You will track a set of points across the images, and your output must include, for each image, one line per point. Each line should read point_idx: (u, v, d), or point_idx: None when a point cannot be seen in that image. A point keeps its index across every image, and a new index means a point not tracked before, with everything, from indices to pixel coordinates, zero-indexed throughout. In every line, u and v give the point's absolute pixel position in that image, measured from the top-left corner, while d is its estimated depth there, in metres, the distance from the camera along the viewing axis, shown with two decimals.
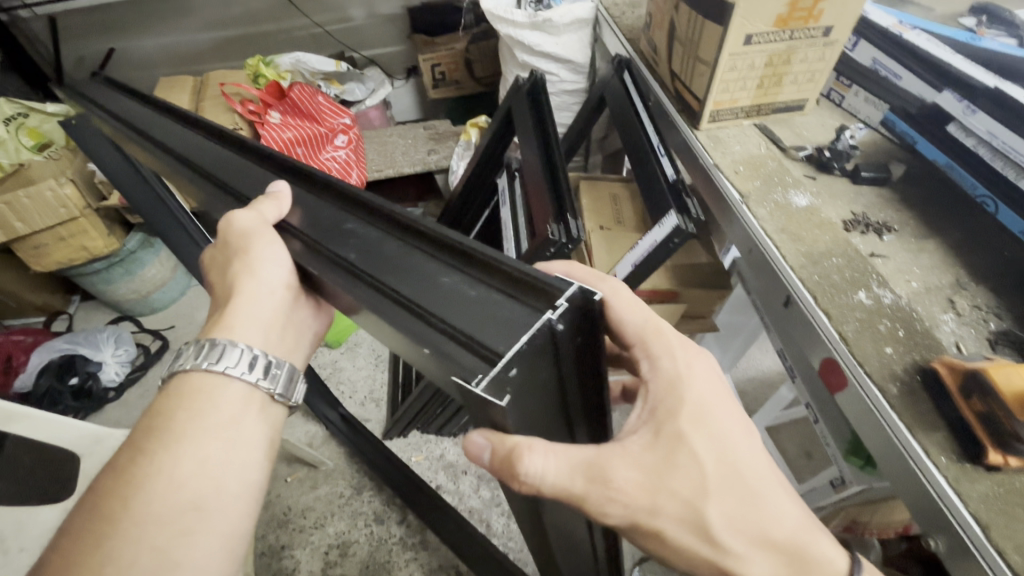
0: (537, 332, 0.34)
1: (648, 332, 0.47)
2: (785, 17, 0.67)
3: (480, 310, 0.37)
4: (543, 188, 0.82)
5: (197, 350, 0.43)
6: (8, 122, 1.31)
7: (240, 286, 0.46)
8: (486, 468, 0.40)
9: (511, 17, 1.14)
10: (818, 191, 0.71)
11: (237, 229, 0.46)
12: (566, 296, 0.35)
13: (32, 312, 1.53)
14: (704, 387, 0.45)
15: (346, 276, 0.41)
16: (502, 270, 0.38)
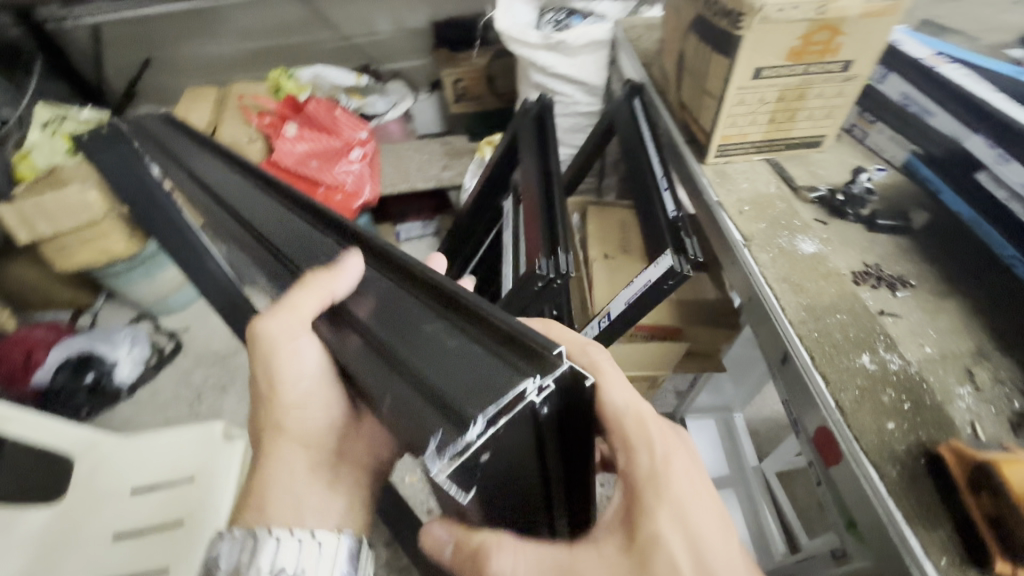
0: (520, 413, 0.32)
1: (624, 419, 0.42)
2: (798, 50, 0.62)
3: (462, 363, 0.36)
4: (537, 217, 0.79)
5: (239, 543, 0.41)
6: (46, 127, 1.38)
7: (285, 412, 0.49)
8: (446, 564, 0.40)
9: (526, 37, 1.12)
10: (828, 237, 0.65)
11: (275, 342, 0.46)
12: (555, 375, 0.32)
13: (60, 307, 1.60)
14: (687, 483, 0.40)
15: (375, 352, 0.40)
16: (492, 324, 0.37)
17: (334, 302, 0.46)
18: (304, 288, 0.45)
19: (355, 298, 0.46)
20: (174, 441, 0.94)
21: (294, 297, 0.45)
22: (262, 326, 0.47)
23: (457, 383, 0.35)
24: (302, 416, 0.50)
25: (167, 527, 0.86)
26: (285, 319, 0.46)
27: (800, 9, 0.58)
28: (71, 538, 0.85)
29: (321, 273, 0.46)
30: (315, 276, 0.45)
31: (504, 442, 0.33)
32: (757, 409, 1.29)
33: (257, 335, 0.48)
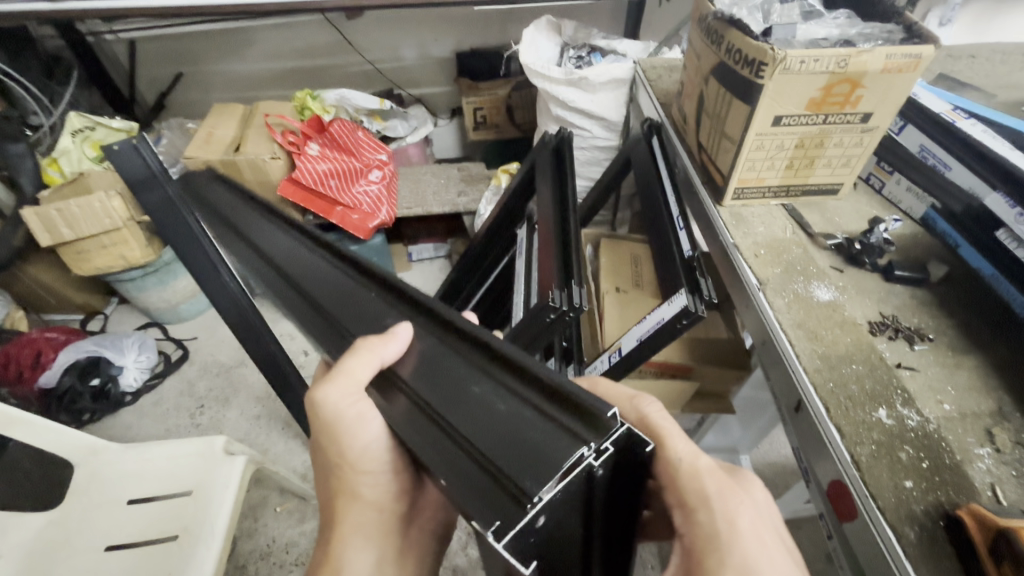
0: (574, 476, 0.32)
1: (682, 473, 0.40)
2: (819, 101, 0.63)
3: (512, 436, 0.36)
4: (551, 248, 0.80)
5: None
6: (76, 135, 1.41)
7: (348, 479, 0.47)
8: None
9: (547, 72, 1.15)
10: (844, 286, 0.65)
11: (331, 409, 0.44)
12: (611, 439, 0.33)
13: (72, 310, 1.62)
14: (753, 546, 0.37)
15: (416, 412, 0.41)
16: (534, 378, 0.38)
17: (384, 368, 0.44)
18: (358, 355, 0.43)
19: (402, 362, 0.45)
20: (176, 453, 0.93)
21: (347, 365, 0.43)
22: (321, 395, 0.43)
23: (505, 450, 0.35)
24: (372, 485, 0.49)
25: (160, 541, 0.84)
26: (342, 390, 0.43)
27: (821, 62, 0.59)
28: (64, 547, 0.84)
29: (373, 338, 0.44)
30: (365, 342, 0.44)
31: (559, 507, 0.33)
32: (764, 451, 1.26)
33: (317, 403, 0.45)
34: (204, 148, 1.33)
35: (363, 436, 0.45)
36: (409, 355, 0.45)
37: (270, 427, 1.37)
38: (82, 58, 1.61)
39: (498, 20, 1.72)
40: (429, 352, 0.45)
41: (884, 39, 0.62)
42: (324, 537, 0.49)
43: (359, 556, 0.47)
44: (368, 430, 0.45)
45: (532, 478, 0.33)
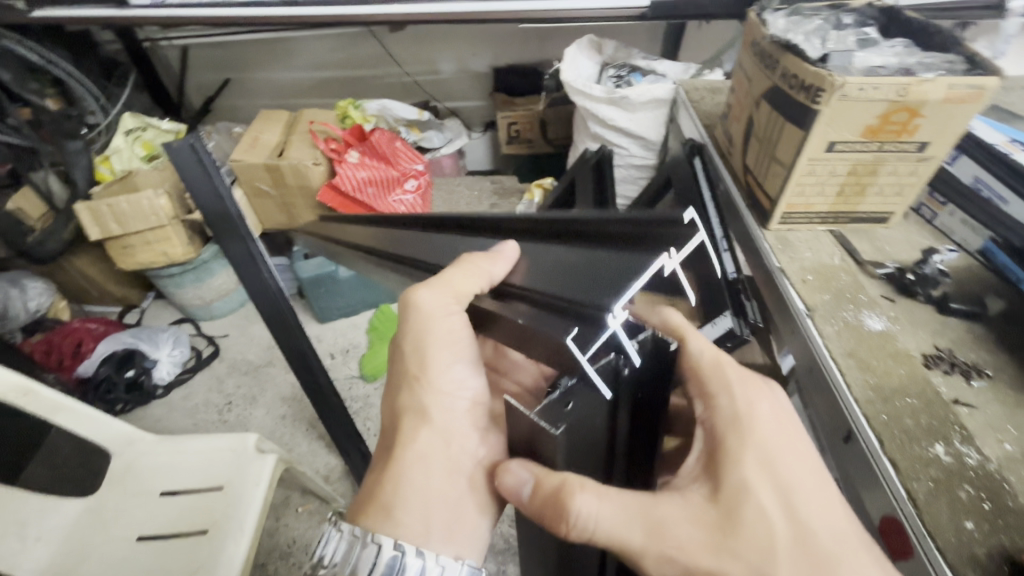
0: (604, 365, 0.37)
1: (705, 366, 0.45)
2: (875, 128, 0.62)
3: (593, 274, 0.42)
4: None
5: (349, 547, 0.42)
6: (128, 134, 1.47)
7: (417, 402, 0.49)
8: (525, 503, 0.40)
9: (589, 91, 1.16)
10: (896, 316, 0.64)
11: (423, 310, 0.49)
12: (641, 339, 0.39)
13: (110, 302, 1.67)
14: (770, 430, 0.42)
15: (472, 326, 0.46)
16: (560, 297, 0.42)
17: (493, 282, 0.51)
18: (462, 268, 0.50)
19: (513, 274, 0.52)
20: (209, 447, 0.94)
21: (450, 275, 0.49)
22: (418, 301, 0.49)
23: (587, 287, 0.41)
24: (444, 410, 0.49)
25: (191, 534, 0.85)
26: (437, 295, 0.49)
27: (880, 90, 0.58)
28: (98, 535, 0.86)
29: (482, 259, 0.51)
30: (470, 257, 0.51)
31: (590, 395, 0.37)
32: None
33: (409, 311, 0.50)
34: (250, 152, 1.38)
35: (449, 350, 0.50)
36: (517, 267, 0.52)
37: (295, 428, 1.38)
38: (137, 63, 1.69)
39: (536, 38, 1.75)
40: (535, 256, 0.52)
41: (946, 69, 0.62)
42: (382, 459, 0.48)
43: (421, 483, 0.46)
44: (451, 344, 0.50)
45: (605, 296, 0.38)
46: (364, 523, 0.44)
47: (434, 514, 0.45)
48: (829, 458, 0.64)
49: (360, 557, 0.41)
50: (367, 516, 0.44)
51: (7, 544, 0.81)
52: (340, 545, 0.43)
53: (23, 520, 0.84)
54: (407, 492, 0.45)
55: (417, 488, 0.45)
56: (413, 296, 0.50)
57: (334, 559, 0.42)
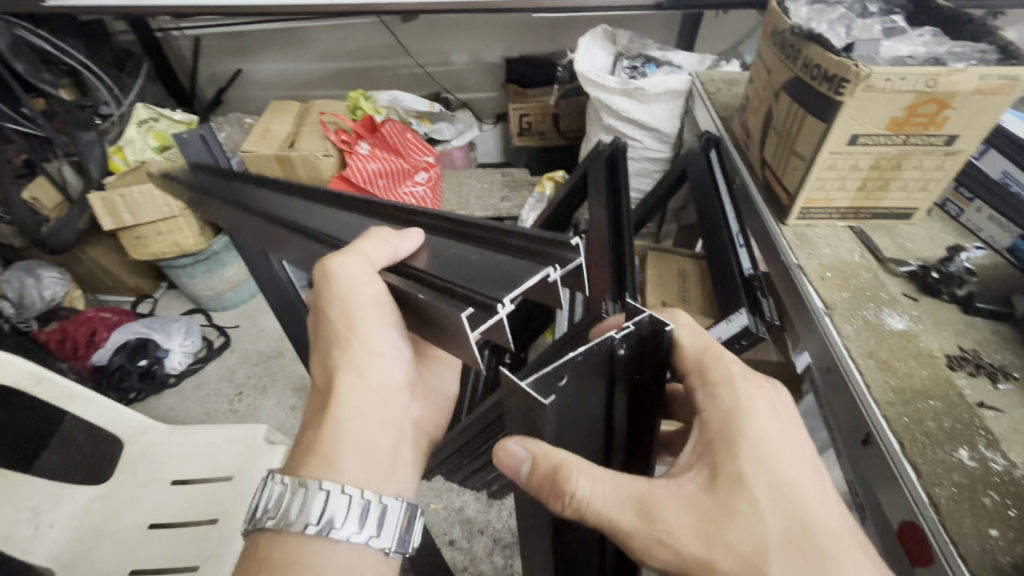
0: (599, 345, 0.35)
1: (706, 357, 0.44)
2: (901, 121, 0.60)
3: (492, 276, 0.42)
4: (605, 249, 0.81)
5: (293, 493, 0.42)
6: (140, 125, 1.49)
7: (347, 365, 0.47)
8: (522, 481, 0.38)
9: (602, 81, 1.14)
10: (919, 315, 0.63)
11: (342, 276, 0.46)
12: (637, 319, 0.37)
13: (124, 292, 1.68)
14: (770, 424, 0.40)
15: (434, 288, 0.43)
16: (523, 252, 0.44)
17: (397, 258, 0.50)
18: (373, 240, 0.48)
19: (415, 256, 0.51)
20: (218, 437, 0.95)
21: (364, 245, 0.48)
22: (337, 266, 0.46)
23: (486, 284, 0.41)
24: (377, 368, 0.48)
25: (201, 523, 0.86)
26: (357, 264, 0.47)
27: (908, 80, 0.56)
28: (109, 523, 0.86)
29: (388, 233, 0.50)
30: (381, 232, 0.50)
31: (580, 370, 0.36)
32: None
33: (328, 276, 0.47)
34: (261, 143, 1.38)
35: (374, 314, 0.48)
36: (421, 252, 0.51)
37: None
38: (150, 53, 1.69)
39: (550, 28, 1.73)
40: (438, 248, 0.51)
41: (978, 59, 0.59)
42: (314, 420, 0.46)
43: (354, 445, 0.45)
44: (377, 312, 0.48)
45: (502, 291, 0.38)
46: (300, 475, 0.43)
47: (369, 466, 0.46)
48: (845, 460, 0.63)
49: (296, 503, 0.41)
50: (306, 467, 0.43)
51: (22, 531, 0.82)
52: (275, 493, 0.42)
53: (37, 507, 0.85)
54: (346, 446, 0.45)
55: (348, 452, 0.45)
56: (328, 266, 0.46)
57: (270, 506, 0.42)
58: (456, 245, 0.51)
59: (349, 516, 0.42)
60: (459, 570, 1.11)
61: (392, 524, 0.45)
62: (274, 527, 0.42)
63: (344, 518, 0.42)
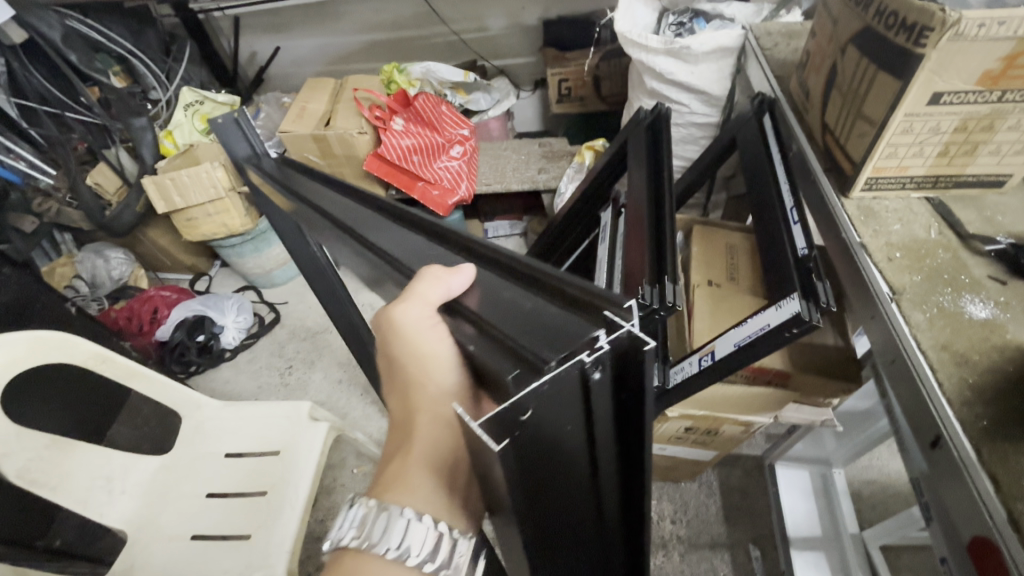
0: (566, 372, 0.33)
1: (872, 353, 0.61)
2: (996, 74, 0.51)
3: (539, 329, 0.38)
4: (643, 225, 0.74)
5: (375, 514, 0.40)
6: (187, 108, 1.55)
7: (419, 397, 0.44)
8: None
9: (644, 42, 1.05)
10: (1006, 301, 0.55)
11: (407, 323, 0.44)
12: (611, 337, 0.35)
13: (184, 270, 1.78)
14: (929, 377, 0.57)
15: (482, 335, 0.41)
16: (566, 293, 0.40)
17: (451, 297, 0.45)
18: (427, 281, 0.45)
19: (468, 294, 0.45)
20: (269, 413, 0.99)
21: (419, 288, 0.44)
22: (400, 315, 0.44)
23: (533, 336, 0.37)
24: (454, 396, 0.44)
25: (253, 494, 0.90)
26: (417, 308, 0.44)
27: (1008, 25, 0.47)
28: (171, 490, 0.92)
29: (440, 269, 0.46)
30: (432, 269, 0.46)
31: (549, 400, 0.34)
32: (861, 468, 1.14)
33: (394, 325, 0.45)
34: (298, 122, 1.41)
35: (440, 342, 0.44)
36: (474, 290, 0.46)
37: (350, 392, 1.44)
38: (194, 36, 1.72)
39: None
40: (487, 283, 0.45)
41: None
42: (395, 452, 0.44)
43: (434, 475, 0.42)
44: (443, 342, 0.44)
45: (552, 350, 0.35)
46: (382, 499, 0.41)
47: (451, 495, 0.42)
48: (913, 458, 0.56)
49: (378, 525, 0.40)
50: (389, 493, 0.41)
51: (98, 496, 0.86)
52: (359, 514, 0.41)
53: (110, 475, 0.88)
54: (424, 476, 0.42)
55: (429, 484, 0.42)
56: (394, 313, 0.44)
57: (352, 526, 0.41)
58: (511, 285, 0.44)
59: (425, 543, 0.39)
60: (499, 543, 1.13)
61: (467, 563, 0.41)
62: (355, 548, 0.40)
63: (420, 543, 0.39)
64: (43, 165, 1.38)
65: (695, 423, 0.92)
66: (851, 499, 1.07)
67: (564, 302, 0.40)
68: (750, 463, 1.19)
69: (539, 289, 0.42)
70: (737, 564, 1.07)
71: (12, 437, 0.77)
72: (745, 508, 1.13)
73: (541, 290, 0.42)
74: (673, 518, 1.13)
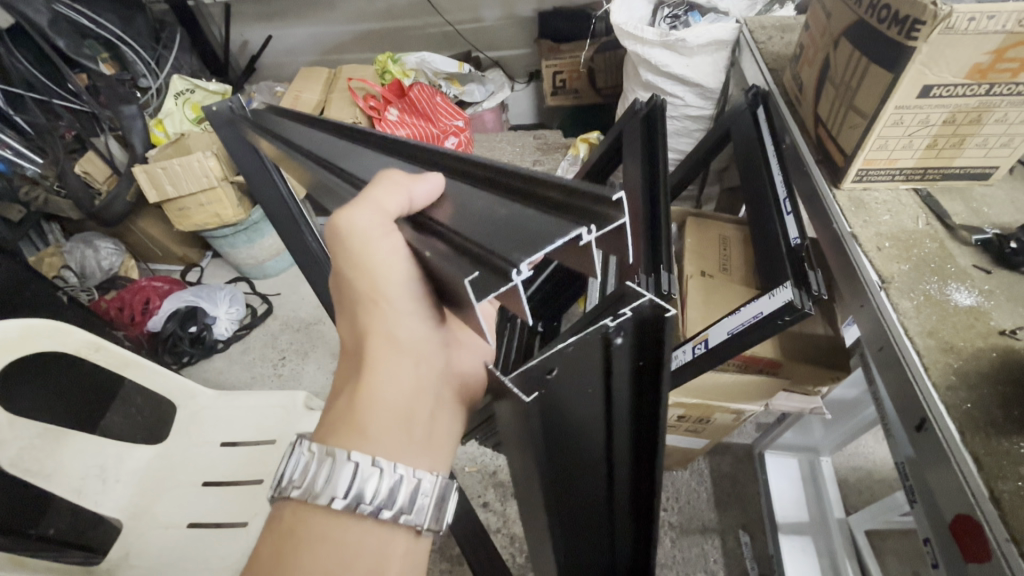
0: (590, 335, 0.36)
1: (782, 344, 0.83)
2: (985, 68, 0.52)
3: (511, 236, 0.36)
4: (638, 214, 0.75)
5: (318, 461, 0.40)
6: (178, 96, 1.53)
7: (376, 332, 0.44)
8: None
9: (640, 33, 1.05)
10: (991, 290, 0.57)
11: (356, 228, 0.42)
12: (634, 306, 0.37)
13: (175, 261, 1.76)
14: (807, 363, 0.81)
15: (455, 250, 0.39)
16: (549, 195, 0.39)
17: (413, 209, 0.45)
18: (383, 187, 0.43)
19: (435, 205, 0.45)
20: (263, 403, 0.99)
21: (374, 194, 0.42)
22: (347, 221, 0.42)
23: (505, 243, 0.35)
24: (411, 334, 0.46)
25: (249, 483, 0.91)
26: (368, 215, 0.41)
27: (996, 20, 0.48)
28: (164, 479, 0.92)
29: (401, 175, 0.44)
30: (391, 176, 0.44)
31: (570, 361, 0.37)
32: (848, 456, 1.16)
33: (340, 233, 0.42)
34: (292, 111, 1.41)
35: (398, 271, 0.44)
36: (441, 199, 0.45)
37: None
38: (185, 23, 1.70)
39: None
40: (462, 198, 0.44)
41: None
42: (346, 389, 0.44)
43: (388, 411, 0.43)
44: (399, 267, 0.44)
45: (521, 254, 0.33)
46: (329, 443, 0.42)
47: (404, 436, 0.44)
48: (899, 441, 0.58)
49: (322, 474, 0.40)
50: (338, 436, 0.42)
51: (92, 485, 0.85)
52: (301, 461, 0.41)
53: (103, 464, 0.87)
54: (378, 415, 0.43)
55: (380, 424, 0.43)
56: (339, 220, 0.42)
57: (294, 475, 0.41)
58: (489, 194, 0.43)
59: (378, 488, 0.40)
60: (493, 531, 1.14)
61: (428, 501, 0.43)
62: (298, 497, 0.41)
63: (373, 492, 0.40)
64: (31, 154, 1.37)
65: (688, 411, 0.94)
66: (837, 484, 1.09)
67: (542, 206, 0.39)
68: (741, 452, 1.21)
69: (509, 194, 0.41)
70: (727, 550, 1.09)
71: (3, 425, 0.77)
72: (734, 495, 1.15)
73: (519, 198, 0.41)
74: (665, 505, 1.15)
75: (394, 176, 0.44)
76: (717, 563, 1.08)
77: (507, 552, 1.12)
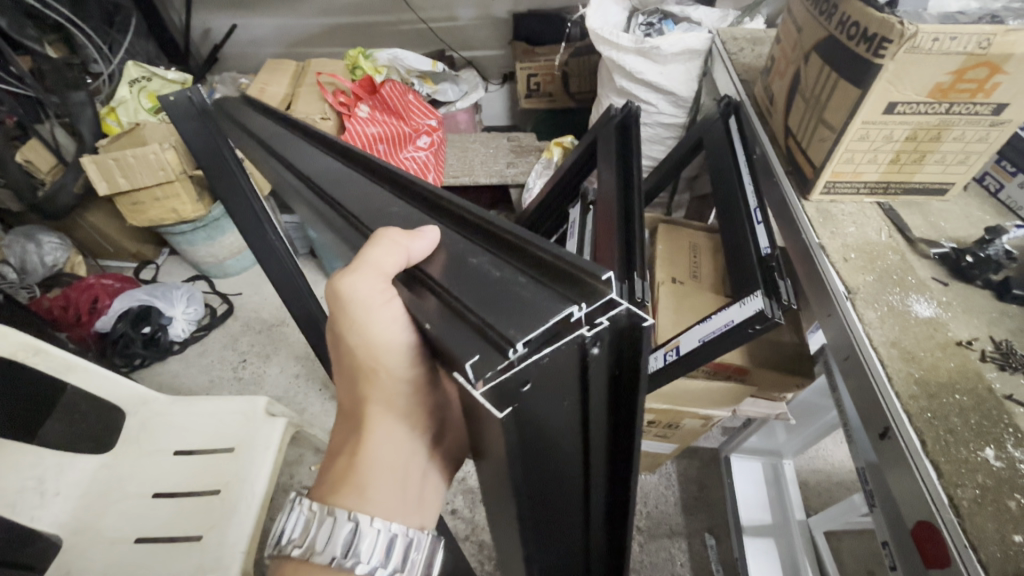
0: (568, 343, 0.33)
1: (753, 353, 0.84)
2: (945, 87, 0.54)
3: (505, 300, 0.35)
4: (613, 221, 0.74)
5: (318, 519, 0.40)
6: (133, 84, 1.45)
7: (375, 395, 0.45)
8: None
9: (615, 39, 1.06)
10: (949, 302, 0.59)
11: (359, 298, 0.40)
12: (611, 313, 0.33)
13: (127, 258, 1.67)
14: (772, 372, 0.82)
15: (438, 301, 0.38)
16: (538, 257, 0.37)
17: (412, 265, 0.41)
18: (382, 247, 0.39)
19: (430, 260, 0.41)
20: (221, 409, 0.94)
21: (373, 257, 0.38)
22: (348, 289, 0.40)
23: (494, 308, 0.34)
24: (408, 397, 0.46)
25: (203, 494, 0.85)
26: (369, 282, 0.39)
27: (958, 41, 0.50)
28: (110, 491, 0.86)
29: (398, 231, 0.40)
30: (389, 233, 0.40)
31: (546, 372, 0.34)
32: (809, 458, 1.20)
33: (341, 298, 0.40)
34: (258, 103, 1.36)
35: (398, 342, 0.42)
36: (437, 255, 0.41)
37: (308, 386, 1.39)
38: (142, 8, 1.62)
39: None
40: (457, 249, 0.41)
41: None
42: (346, 447, 0.45)
43: (389, 473, 0.44)
44: (396, 335, 0.42)
45: (518, 328, 0.32)
46: (330, 502, 0.42)
47: (400, 493, 0.45)
48: (859, 446, 0.60)
49: (322, 533, 0.40)
50: (339, 497, 0.42)
51: (27, 499, 0.81)
52: (301, 519, 0.41)
53: (41, 476, 0.83)
54: (378, 475, 0.44)
55: (381, 485, 0.43)
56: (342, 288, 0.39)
57: (294, 533, 0.41)
58: (481, 250, 0.40)
59: (376, 545, 0.41)
60: (461, 539, 1.12)
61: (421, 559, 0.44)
62: (298, 557, 0.40)
63: (370, 550, 0.40)
64: None
65: (657, 416, 0.94)
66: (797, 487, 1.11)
67: (528, 266, 0.37)
68: (706, 456, 1.23)
69: (508, 254, 0.39)
70: (693, 554, 1.10)
71: None
72: (701, 499, 1.17)
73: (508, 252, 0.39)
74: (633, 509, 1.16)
75: (393, 231, 0.40)
76: (682, 566, 1.09)
77: (475, 560, 1.10)
